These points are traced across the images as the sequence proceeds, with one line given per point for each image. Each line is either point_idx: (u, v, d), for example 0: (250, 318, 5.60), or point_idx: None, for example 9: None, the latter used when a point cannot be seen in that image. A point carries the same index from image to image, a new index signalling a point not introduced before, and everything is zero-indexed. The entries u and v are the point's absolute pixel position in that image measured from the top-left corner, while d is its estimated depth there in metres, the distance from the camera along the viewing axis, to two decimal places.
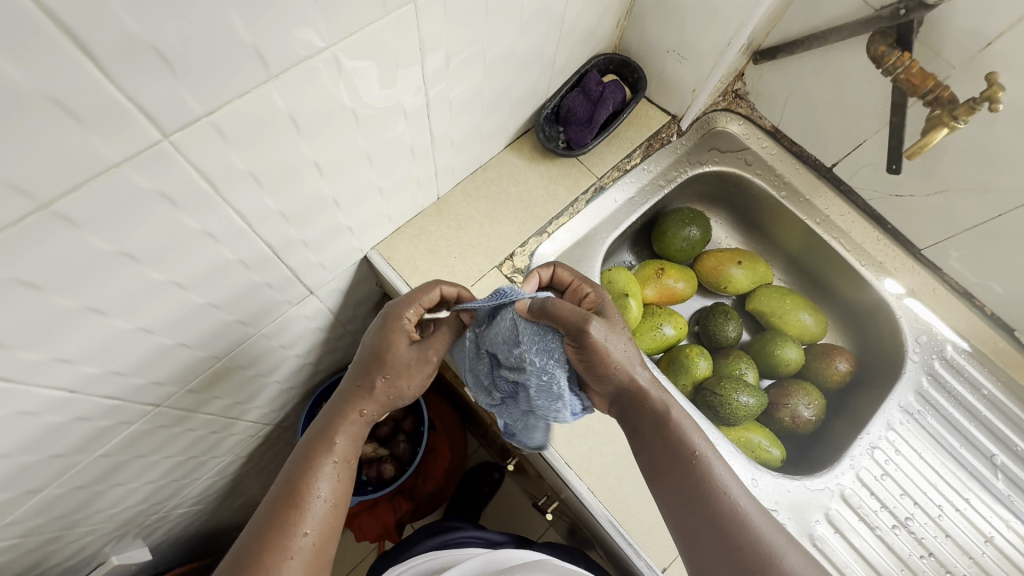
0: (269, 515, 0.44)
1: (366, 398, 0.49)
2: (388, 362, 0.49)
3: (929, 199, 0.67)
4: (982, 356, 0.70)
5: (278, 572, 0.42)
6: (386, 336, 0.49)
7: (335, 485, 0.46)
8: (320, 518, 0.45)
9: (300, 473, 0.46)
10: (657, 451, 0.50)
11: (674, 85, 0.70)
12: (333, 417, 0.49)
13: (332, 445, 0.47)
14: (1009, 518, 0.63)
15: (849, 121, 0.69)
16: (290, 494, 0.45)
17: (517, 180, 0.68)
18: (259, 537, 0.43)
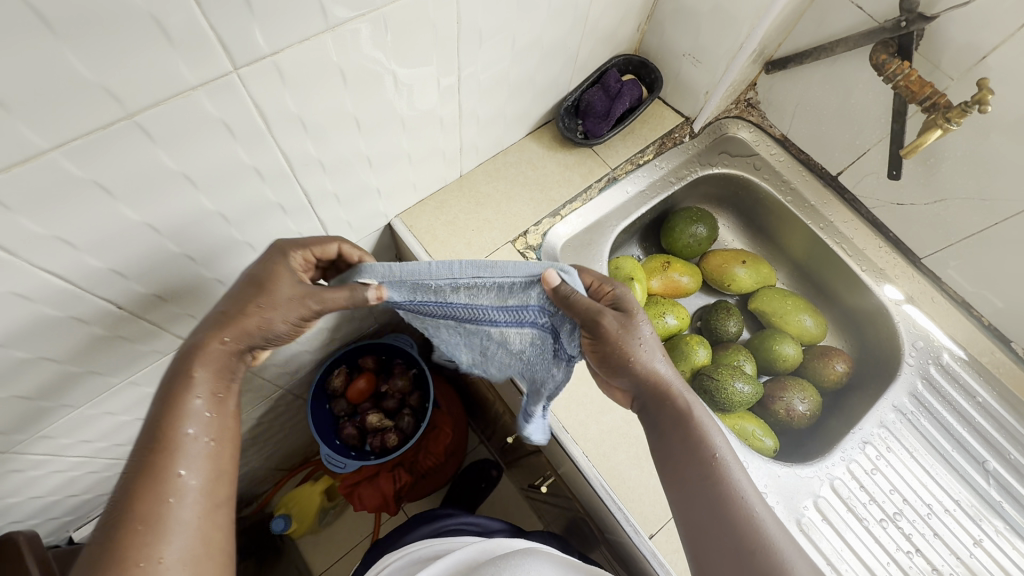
0: (132, 465, 0.38)
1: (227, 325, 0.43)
2: (266, 291, 0.44)
3: (928, 207, 0.70)
4: (978, 365, 0.71)
5: (158, 518, 0.36)
6: (270, 267, 0.45)
7: (208, 420, 0.41)
8: (200, 454, 0.40)
9: (160, 413, 0.40)
10: (676, 448, 0.47)
11: (689, 88, 0.74)
12: (187, 351, 0.42)
13: (195, 378, 0.41)
14: (1000, 524, 0.64)
15: (854, 130, 0.72)
16: (154, 436, 0.39)
17: (536, 165, 0.72)
18: (126, 489, 0.37)
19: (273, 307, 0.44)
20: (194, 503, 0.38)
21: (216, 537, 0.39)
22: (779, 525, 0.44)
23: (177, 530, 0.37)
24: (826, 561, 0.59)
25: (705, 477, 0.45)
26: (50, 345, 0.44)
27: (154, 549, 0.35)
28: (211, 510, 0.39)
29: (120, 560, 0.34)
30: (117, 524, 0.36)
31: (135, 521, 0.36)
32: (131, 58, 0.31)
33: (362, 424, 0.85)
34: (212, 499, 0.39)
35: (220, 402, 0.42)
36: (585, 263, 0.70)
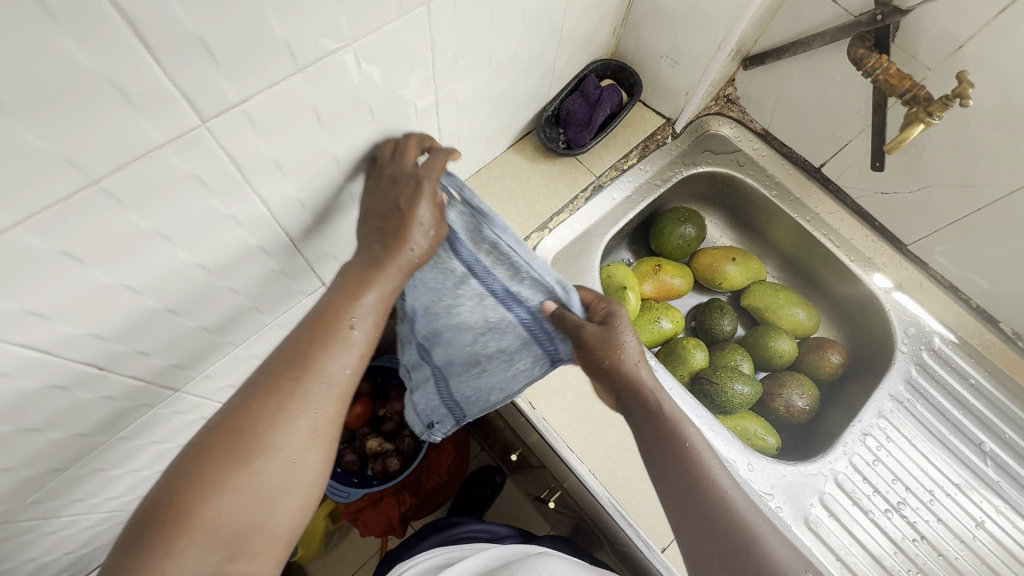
0: (304, 333, 0.42)
1: (404, 233, 0.43)
2: (413, 208, 0.43)
3: (912, 195, 0.70)
4: (968, 347, 0.72)
5: (302, 388, 0.40)
6: (414, 187, 0.43)
7: (372, 321, 0.43)
8: (356, 348, 0.42)
9: (341, 297, 0.42)
10: (660, 452, 0.45)
11: (669, 89, 0.73)
12: (374, 252, 0.44)
13: (376, 277, 0.43)
14: (999, 503, 0.65)
15: (835, 122, 0.72)
16: (332, 314, 0.42)
17: (519, 179, 0.71)
18: (296, 350, 0.41)
19: (423, 232, 0.43)
20: (332, 391, 0.41)
21: (337, 422, 0.42)
22: (772, 528, 0.43)
23: (311, 405, 0.40)
24: (836, 556, 0.60)
25: (693, 481, 0.43)
26: (31, 415, 0.42)
27: (292, 413, 0.39)
28: (343, 398, 0.42)
29: (266, 408, 0.39)
30: (278, 377, 0.40)
31: (289, 382, 0.40)
32: (91, 125, 0.29)
33: (361, 449, 0.83)
34: (347, 391, 0.42)
35: (384, 306, 0.44)
36: (576, 275, 0.70)
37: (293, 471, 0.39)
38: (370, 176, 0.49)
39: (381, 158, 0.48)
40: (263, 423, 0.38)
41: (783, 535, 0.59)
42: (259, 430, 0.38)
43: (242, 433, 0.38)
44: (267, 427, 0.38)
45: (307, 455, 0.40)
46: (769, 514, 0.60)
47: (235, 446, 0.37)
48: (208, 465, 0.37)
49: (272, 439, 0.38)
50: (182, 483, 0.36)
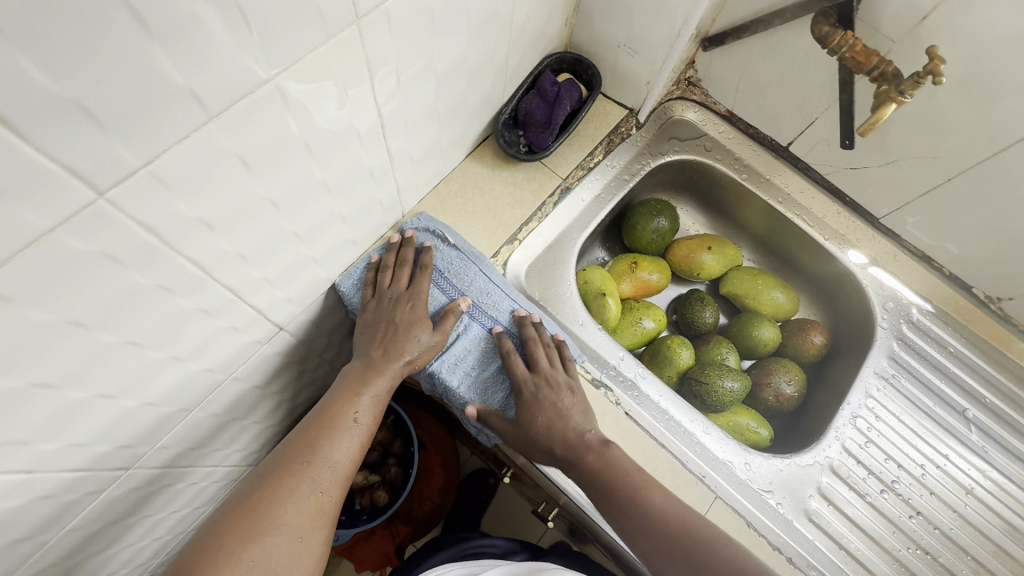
0: (312, 425, 0.51)
1: (401, 343, 0.54)
2: (413, 326, 0.55)
3: (882, 169, 0.69)
4: (945, 315, 0.73)
5: (304, 473, 0.47)
6: (409, 306, 0.56)
7: (369, 417, 0.53)
8: (353, 438, 0.51)
9: (343, 398, 0.53)
10: (634, 530, 0.48)
11: (629, 79, 0.69)
12: (371, 359, 0.55)
13: (376, 377, 0.54)
14: (985, 468, 0.67)
15: (800, 100, 0.70)
16: (338, 410, 0.52)
17: (482, 190, 0.67)
18: (303, 438, 0.50)
19: (421, 341, 0.55)
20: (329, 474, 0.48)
21: (333, 505, 0.49)
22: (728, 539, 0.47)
23: (308, 488, 0.47)
24: (838, 545, 0.60)
25: (670, 543, 0.47)
26: None
27: (295, 495, 0.46)
28: (340, 483, 0.50)
29: (273, 491, 0.46)
30: (286, 462, 0.48)
31: (296, 465, 0.48)
32: None
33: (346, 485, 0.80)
34: (343, 477, 0.50)
35: (379, 406, 0.54)
36: (552, 286, 0.66)
37: (286, 551, 0.45)
38: (371, 297, 0.57)
39: (381, 286, 0.57)
40: (275, 501, 0.46)
41: (787, 532, 0.59)
42: (270, 507, 0.45)
43: (255, 513, 0.45)
44: (277, 506, 0.45)
45: (299, 539, 0.45)
46: (770, 512, 0.59)
47: (248, 524, 0.44)
48: (226, 539, 0.44)
49: (282, 515, 0.45)
50: (202, 557, 0.43)
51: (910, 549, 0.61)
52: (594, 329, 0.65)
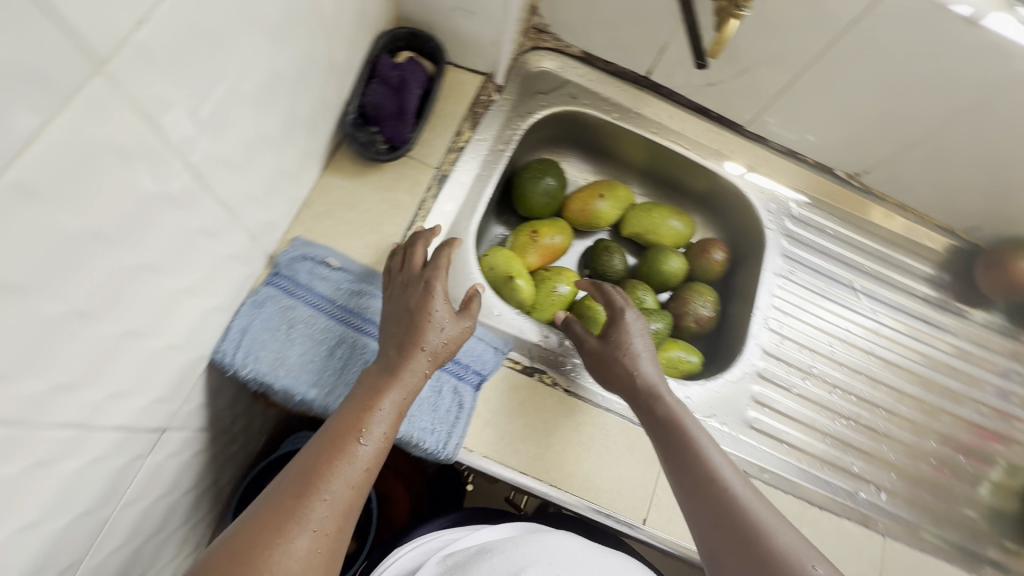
0: (319, 443, 0.41)
1: (417, 340, 0.47)
2: (429, 315, 0.48)
3: (737, 80, 0.70)
4: (819, 203, 0.78)
5: (303, 504, 0.37)
6: (423, 294, 0.49)
7: (382, 432, 0.43)
8: (361, 462, 0.41)
9: (355, 410, 0.43)
10: (686, 486, 0.47)
11: (474, 43, 0.64)
12: (389, 357, 0.47)
13: (392, 385, 0.45)
14: (877, 329, 0.75)
15: (648, 27, 0.68)
16: (345, 428, 0.42)
17: (352, 204, 0.60)
18: (310, 457, 0.40)
19: (444, 334, 0.48)
20: (332, 506, 0.38)
21: (336, 546, 0.38)
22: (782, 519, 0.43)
23: (305, 525, 0.37)
24: (779, 441, 0.65)
25: (720, 508, 0.45)
26: None
27: (289, 534, 0.36)
28: (342, 516, 0.39)
29: (267, 525, 0.36)
30: (284, 489, 0.39)
31: (292, 496, 0.38)
32: None
33: None
34: (347, 509, 0.40)
35: (394, 421, 0.44)
36: (457, 285, 0.63)
37: None
38: (386, 284, 0.54)
39: (391, 272, 0.54)
40: (260, 546, 0.35)
41: (737, 446, 0.62)
42: (260, 549, 0.35)
43: (240, 556, 0.35)
44: (263, 551, 0.35)
45: None
46: (717, 433, 0.62)
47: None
48: None
49: (268, 564, 0.35)
50: None
51: (837, 421, 0.68)
52: (511, 314, 0.64)
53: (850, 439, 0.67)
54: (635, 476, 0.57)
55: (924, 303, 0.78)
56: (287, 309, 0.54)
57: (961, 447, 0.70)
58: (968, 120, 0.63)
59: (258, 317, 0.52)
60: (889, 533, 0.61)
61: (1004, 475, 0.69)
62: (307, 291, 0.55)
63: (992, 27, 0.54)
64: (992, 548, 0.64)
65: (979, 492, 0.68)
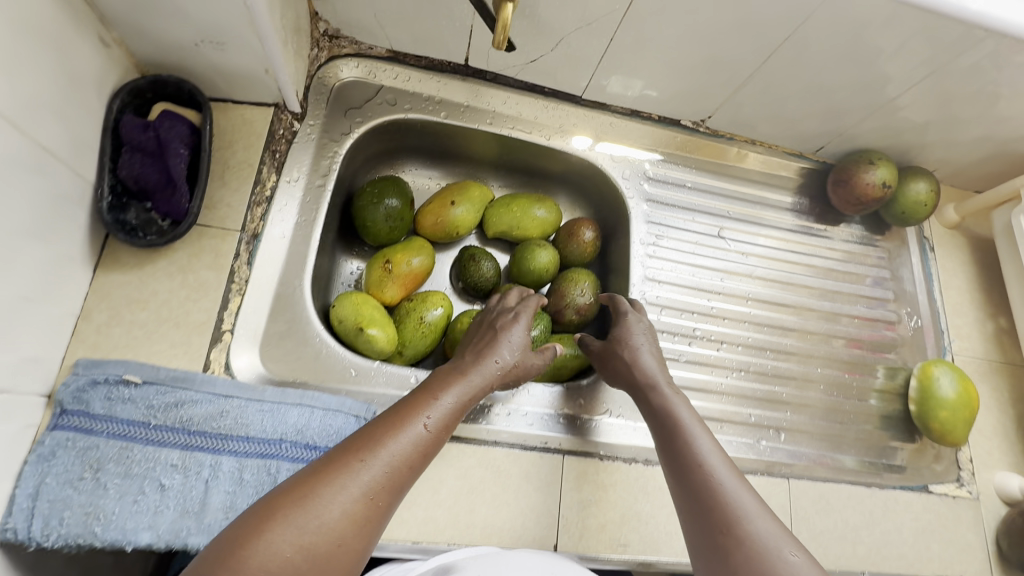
0: (389, 414, 0.43)
1: (491, 352, 0.54)
2: (513, 334, 0.56)
3: (557, 52, 0.65)
4: (672, 158, 0.76)
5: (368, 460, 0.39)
6: (511, 318, 0.58)
7: (444, 420, 0.45)
8: (426, 433, 0.43)
9: (423, 397, 0.46)
10: (666, 446, 0.49)
11: (243, 76, 0.54)
12: (465, 362, 0.52)
13: (462, 381, 0.49)
14: (752, 271, 0.75)
15: (446, 15, 0.61)
16: (413, 405, 0.45)
17: (142, 300, 0.50)
18: (380, 421, 0.42)
19: (516, 353, 0.55)
20: (389, 471, 0.39)
21: (379, 518, 0.38)
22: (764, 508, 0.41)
23: (363, 484, 0.38)
24: None
25: (692, 465, 0.45)
26: None
27: (349, 489, 0.37)
28: (394, 487, 0.40)
29: (333, 476, 0.37)
30: (352, 445, 0.40)
31: (356, 456, 0.39)
32: None
33: None
34: (403, 479, 0.40)
35: (457, 412, 0.47)
36: (303, 353, 0.56)
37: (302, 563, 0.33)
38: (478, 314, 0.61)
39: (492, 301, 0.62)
40: (326, 484, 0.36)
41: (637, 437, 0.60)
42: (320, 498, 0.36)
43: (301, 500, 0.35)
44: (318, 491, 0.36)
45: (325, 550, 0.34)
46: (614, 429, 0.60)
47: (291, 519, 0.34)
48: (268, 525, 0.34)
49: (328, 508, 0.35)
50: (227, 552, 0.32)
51: (728, 375, 0.68)
52: (371, 369, 0.58)
53: (745, 390, 0.67)
54: (538, 504, 0.54)
55: (790, 232, 0.78)
56: (87, 450, 0.45)
57: (847, 365, 0.73)
58: (786, 51, 0.61)
59: (51, 473, 0.44)
60: (793, 473, 0.63)
61: (886, 380, 0.73)
62: (108, 421, 0.46)
63: None
64: (882, 455, 0.68)
65: (867, 404, 0.71)
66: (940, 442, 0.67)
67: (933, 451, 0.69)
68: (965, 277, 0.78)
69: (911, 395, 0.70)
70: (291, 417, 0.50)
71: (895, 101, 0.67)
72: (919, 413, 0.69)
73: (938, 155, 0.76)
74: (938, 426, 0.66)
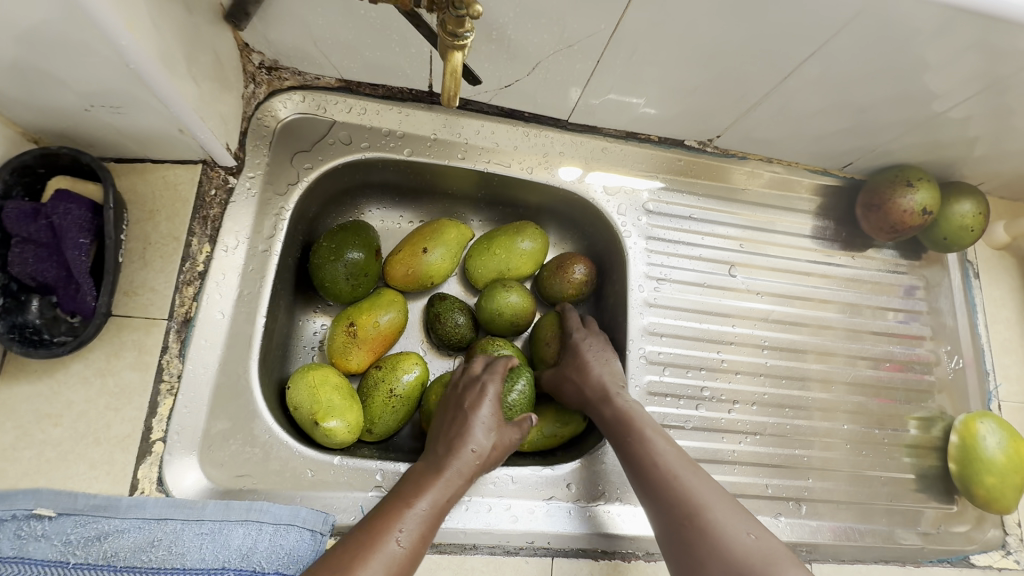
0: (356, 537, 0.40)
1: (463, 440, 0.47)
2: (485, 416, 0.48)
3: (533, 76, 0.55)
4: (674, 185, 0.66)
5: None
6: (480, 395, 0.49)
7: (417, 533, 0.42)
8: (400, 548, 0.40)
9: (391, 510, 0.42)
10: (623, 453, 0.50)
11: (153, 137, 0.45)
12: (435, 457, 0.47)
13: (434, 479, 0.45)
14: (768, 313, 0.66)
15: (397, 41, 0.51)
16: (379, 524, 0.41)
17: (55, 414, 0.43)
18: (344, 549, 0.40)
19: (490, 439, 0.48)
20: None
21: None
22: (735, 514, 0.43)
23: None
24: None
25: (649, 469, 0.48)
26: None
27: None
28: None
29: None
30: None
31: None
32: None
33: None
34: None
35: (432, 520, 0.43)
36: (251, 456, 0.48)
37: None
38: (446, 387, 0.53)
39: (458, 369, 0.54)
40: None
41: (637, 525, 0.53)
42: None
43: None
44: None
45: None
46: (613, 520, 0.53)
47: None
48: None
49: None
50: None
51: (742, 441, 0.60)
52: (331, 465, 0.50)
53: (761, 456, 0.60)
54: None
55: (812, 264, 0.69)
56: None
57: (875, 419, 0.65)
58: (808, 69, 0.51)
59: None
60: (814, 554, 0.56)
61: (920, 432, 0.65)
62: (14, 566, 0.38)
63: None
64: (916, 523, 0.61)
65: (899, 462, 0.63)
66: (985, 508, 0.59)
67: (975, 513, 0.62)
68: (1014, 306, 0.69)
69: (952, 452, 0.62)
70: (234, 541, 0.42)
71: (942, 116, 0.56)
72: (960, 474, 0.61)
73: (988, 168, 0.65)
74: (983, 493, 0.58)
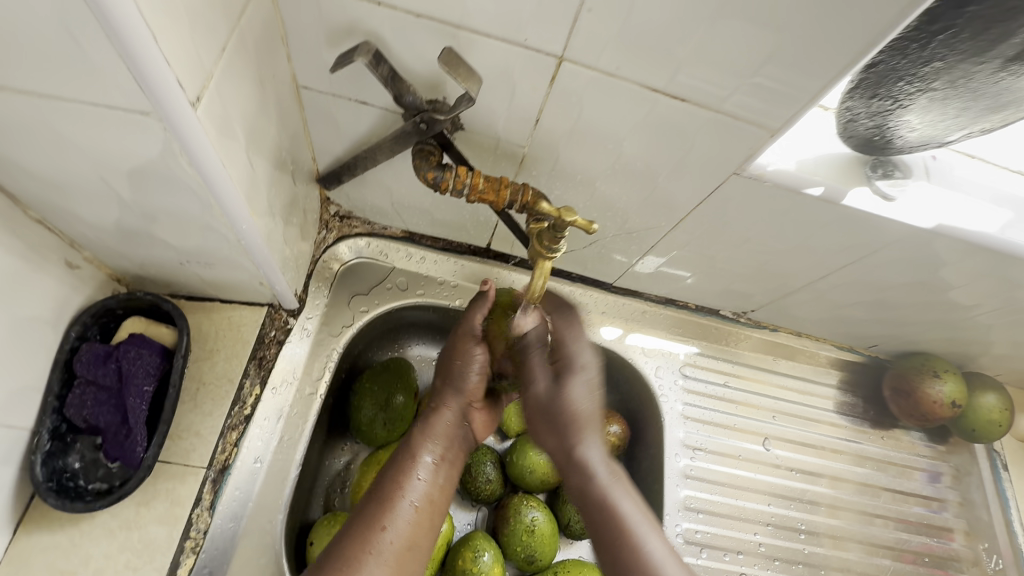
0: (366, 506, 0.44)
1: (447, 399, 0.51)
2: (468, 358, 0.50)
3: (589, 249, 0.58)
4: (709, 350, 0.68)
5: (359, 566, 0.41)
6: (461, 337, 0.51)
7: (426, 482, 0.46)
8: (416, 499, 0.45)
9: (398, 472, 0.46)
10: (588, 504, 0.47)
11: (234, 285, 0.47)
12: (432, 408, 0.51)
13: (427, 439, 0.49)
14: (806, 488, 0.67)
15: (469, 209, 0.55)
16: (391, 483, 0.46)
17: (70, 569, 0.41)
18: (358, 515, 0.44)
19: (480, 372, 0.50)
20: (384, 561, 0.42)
21: None
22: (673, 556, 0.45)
23: None
24: None
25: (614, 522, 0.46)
26: None
27: None
28: (406, 563, 0.43)
29: None
30: (338, 553, 0.41)
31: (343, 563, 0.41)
32: None
33: None
34: (416, 555, 0.44)
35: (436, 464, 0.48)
36: None
37: None
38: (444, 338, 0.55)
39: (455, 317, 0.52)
40: None
41: None
42: None
43: None
44: None
45: None
46: None
47: None
48: None
49: None
50: None
51: None
52: None
53: None
54: None
55: (841, 441, 0.69)
56: None
57: None
58: (842, 274, 0.55)
59: None
60: None
61: None
62: None
63: (855, 206, 0.44)
64: None
65: None
66: None
67: None
68: None
69: None
70: None
71: (965, 318, 0.59)
72: None
73: (1008, 363, 0.68)
74: None
